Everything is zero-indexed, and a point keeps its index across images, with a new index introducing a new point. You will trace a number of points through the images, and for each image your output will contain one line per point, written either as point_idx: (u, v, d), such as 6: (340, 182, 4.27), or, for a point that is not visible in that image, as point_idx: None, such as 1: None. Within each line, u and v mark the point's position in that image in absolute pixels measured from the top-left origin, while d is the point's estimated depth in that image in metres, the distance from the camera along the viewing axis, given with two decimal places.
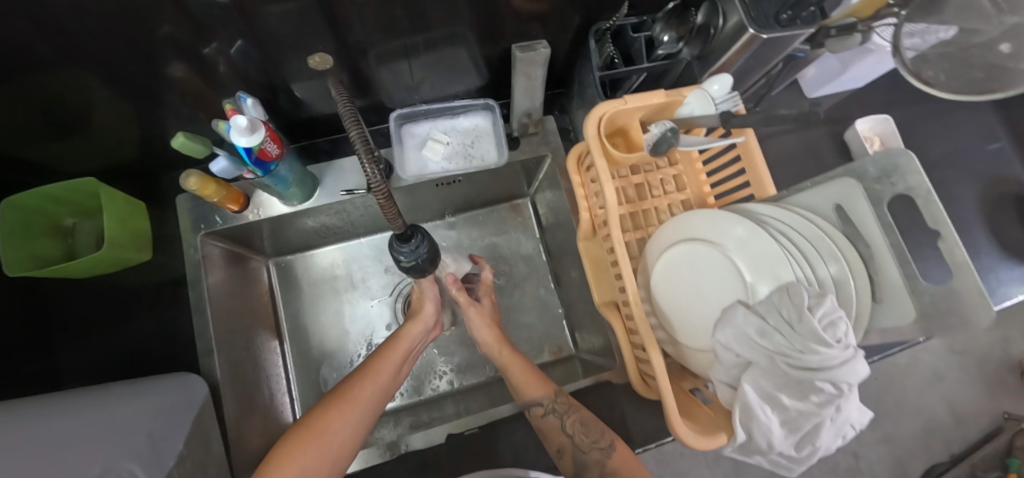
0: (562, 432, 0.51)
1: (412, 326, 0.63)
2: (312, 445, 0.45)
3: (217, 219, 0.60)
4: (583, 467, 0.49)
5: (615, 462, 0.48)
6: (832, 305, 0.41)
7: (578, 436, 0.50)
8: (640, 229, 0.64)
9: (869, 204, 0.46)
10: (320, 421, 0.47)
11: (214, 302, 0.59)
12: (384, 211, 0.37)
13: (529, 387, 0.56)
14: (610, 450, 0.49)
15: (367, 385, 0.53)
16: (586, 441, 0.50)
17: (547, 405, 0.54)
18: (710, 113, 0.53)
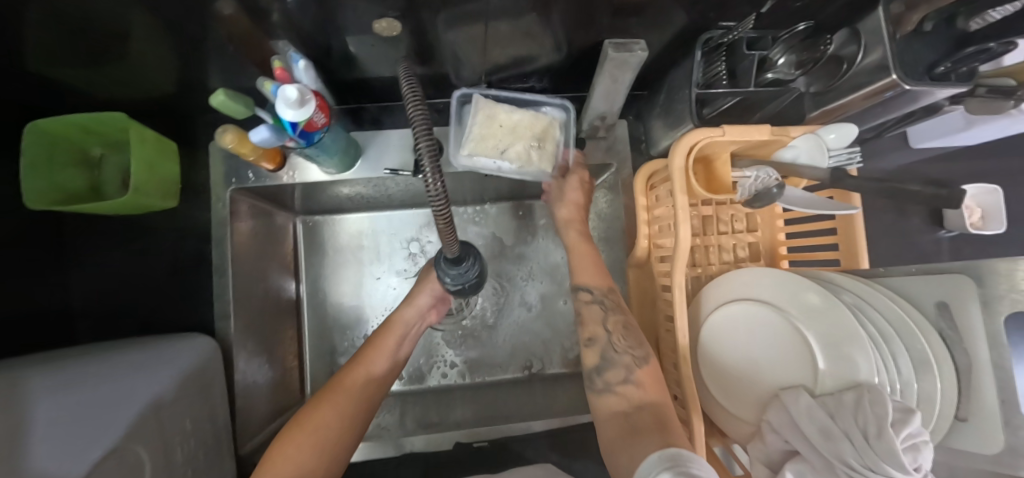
0: (600, 324, 0.52)
1: (405, 309, 0.59)
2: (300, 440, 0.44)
3: (250, 175, 0.56)
4: (607, 363, 0.49)
5: (642, 374, 0.47)
6: (917, 426, 0.36)
7: (615, 337, 0.50)
8: (698, 266, 0.57)
9: (983, 312, 0.39)
10: (310, 417, 0.46)
11: (235, 260, 0.55)
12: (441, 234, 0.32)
13: (586, 273, 0.56)
14: (644, 361, 0.47)
15: (355, 379, 0.52)
16: (621, 343, 0.49)
17: (595, 294, 0.54)
18: (819, 165, 0.46)
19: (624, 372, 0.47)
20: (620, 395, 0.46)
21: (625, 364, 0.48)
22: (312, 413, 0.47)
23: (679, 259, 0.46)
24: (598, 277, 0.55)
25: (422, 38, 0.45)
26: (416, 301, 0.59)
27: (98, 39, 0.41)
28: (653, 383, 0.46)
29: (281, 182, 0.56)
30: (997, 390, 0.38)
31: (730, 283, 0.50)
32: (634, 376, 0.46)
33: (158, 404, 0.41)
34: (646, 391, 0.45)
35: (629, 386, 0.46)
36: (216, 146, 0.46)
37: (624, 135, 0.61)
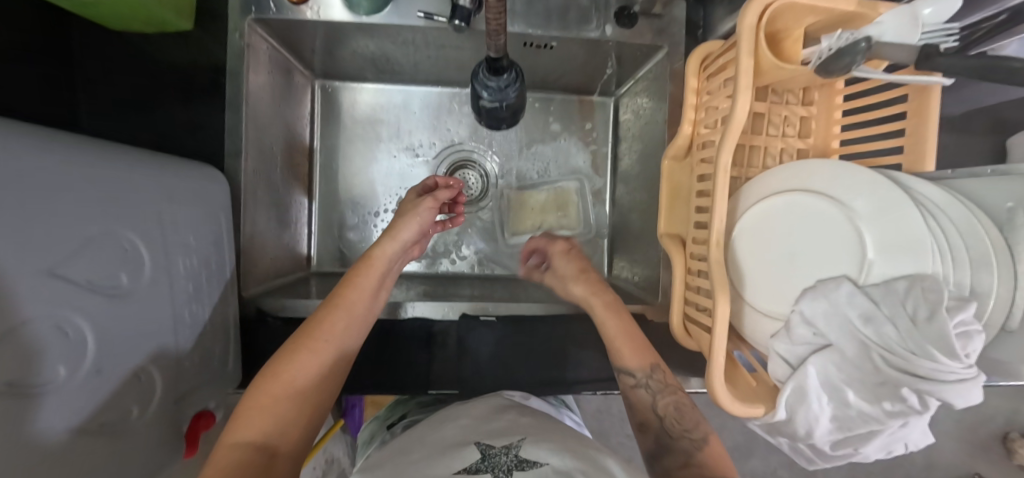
0: (651, 412, 0.42)
1: (387, 246, 0.51)
2: (278, 398, 0.38)
3: (271, 5, 0.51)
4: (664, 450, 0.39)
5: (708, 454, 0.37)
6: (972, 316, 0.33)
7: (668, 420, 0.40)
8: (738, 167, 0.54)
9: None
10: (286, 364, 0.40)
11: (250, 99, 0.52)
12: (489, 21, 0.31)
13: (626, 352, 0.45)
14: (705, 442, 0.38)
15: (337, 322, 0.45)
16: (677, 427, 0.40)
17: (640, 378, 0.44)
18: (908, 43, 0.41)
19: (685, 459, 0.37)
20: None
21: (686, 450, 0.38)
22: (288, 358, 0.40)
23: (730, 135, 0.42)
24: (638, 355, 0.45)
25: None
26: (400, 235, 0.52)
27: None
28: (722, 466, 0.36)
29: (304, 19, 0.51)
30: None
31: (780, 175, 0.46)
32: (699, 457, 0.37)
33: (162, 211, 0.39)
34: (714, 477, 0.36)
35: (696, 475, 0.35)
36: None
37: (681, 16, 0.55)
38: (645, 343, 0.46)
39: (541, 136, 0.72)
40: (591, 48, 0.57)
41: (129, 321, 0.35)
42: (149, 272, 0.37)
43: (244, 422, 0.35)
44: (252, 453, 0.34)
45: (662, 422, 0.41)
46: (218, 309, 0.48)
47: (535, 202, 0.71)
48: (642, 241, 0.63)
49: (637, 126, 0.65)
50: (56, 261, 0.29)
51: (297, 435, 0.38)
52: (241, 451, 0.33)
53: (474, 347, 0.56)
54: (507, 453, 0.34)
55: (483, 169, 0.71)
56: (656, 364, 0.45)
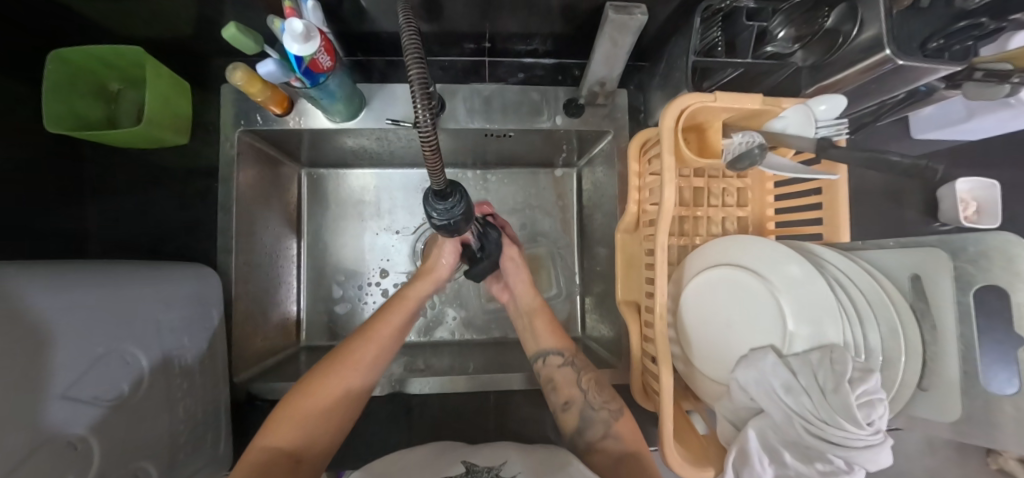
0: (575, 386, 0.52)
1: (420, 286, 0.56)
2: (315, 406, 0.43)
3: (258, 118, 0.58)
4: (587, 423, 0.49)
5: (619, 427, 0.48)
6: (876, 384, 0.38)
7: (591, 393, 0.51)
8: (685, 235, 0.59)
9: (953, 286, 0.40)
10: (319, 380, 0.44)
11: (240, 200, 0.58)
12: (428, 166, 0.34)
13: (545, 337, 0.57)
14: (618, 414, 0.49)
15: (372, 344, 0.49)
16: (597, 399, 0.50)
17: (565, 358, 0.55)
18: (806, 135, 0.47)
19: (602, 427, 0.48)
20: (603, 450, 0.46)
21: (602, 420, 0.49)
22: (323, 375, 0.45)
23: (663, 220, 0.47)
24: (559, 342, 0.56)
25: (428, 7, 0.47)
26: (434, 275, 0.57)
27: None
28: (632, 435, 0.47)
29: (287, 127, 0.58)
30: (958, 362, 0.40)
31: (716, 249, 0.51)
32: (613, 428, 0.47)
33: (161, 318, 0.45)
34: (623, 442, 0.47)
35: (609, 440, 0.46)
36: (227, 80, 0.49)
37: (624, 104, 0.62)
38: (563, 332, 0.58)
39: (511, 206, 0.79)
40: (546, 134, 0.64)
41: (129, 426, 0.39)
42: (148, 376, 0.42)
43: (286, 426, 0.41)
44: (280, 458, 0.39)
45: (585, 393, 0.51)
46: (209, 397, 0.52)
47: None
48: (607, 302, 0.68)
49: (596, 195, 0.71)
50: (67, 385, 0.33)
51: (323, 445, 0.42)
52: (272, 454, 0.39)
53: (452, 415, 0.59)
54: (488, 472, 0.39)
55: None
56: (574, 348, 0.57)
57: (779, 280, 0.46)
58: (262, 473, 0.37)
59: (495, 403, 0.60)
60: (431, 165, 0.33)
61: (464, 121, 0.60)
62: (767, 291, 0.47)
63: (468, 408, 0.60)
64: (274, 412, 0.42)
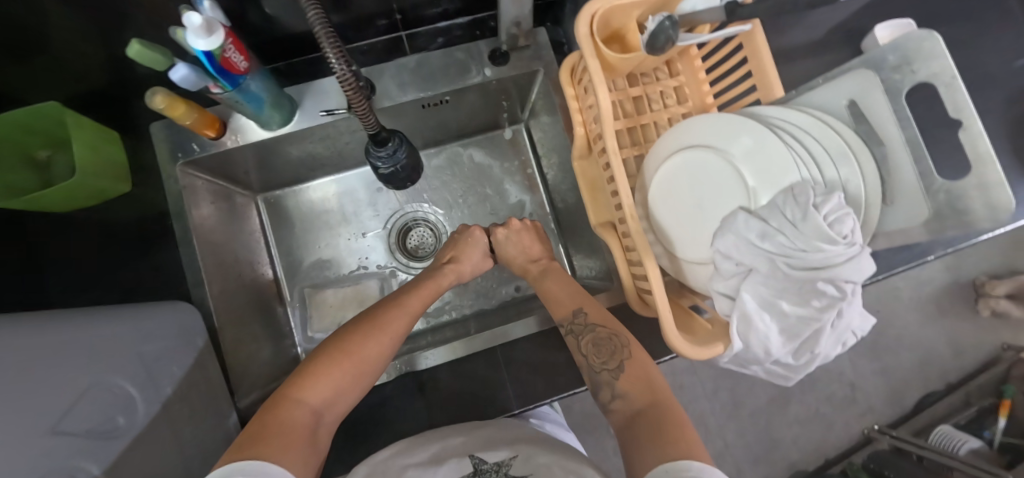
0: (577, 352, 0.51)
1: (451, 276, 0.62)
2: (344, 365, 0.43)
3: (195, 147, 0.58)
4: (597, 385, 0.48)
5: (624, 385, 0.45)
6: (839, 201, 0.38)
7: (590, 357, 0.49)
8: (638, 145, 0.60)
9: (885, 96, 0.42)
10: (348, 343, 0.45)
11: (199, 233, 0.58)
12: (354, 104, 0.35)
13: (557, 308, 0.57)
14: (619, 371, 0.47)
15: (399, 316, 0.51)
16: (598, 361, 0.49)
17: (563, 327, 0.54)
18: (714, 6, 0.48)
19: (609, 388, 0.46)
20: (615, 411, 0.45)
21: (608, 381, 0.47)
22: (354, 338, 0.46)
23: (606, 124, 0.48)
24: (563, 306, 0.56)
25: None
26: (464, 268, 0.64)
27: (19, 28, 0.44)
28: (637, 386, 0.45)
29: (226, 148, 0.58)
30: (912, 165, 0.41)
31: (666, 141, 0.52)
32: (618, 388, 0.45)
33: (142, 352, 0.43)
34: (633, 396, 0.44)
35: (619, 401, 0.45)
36: (151, 108, 0.48)
37: (546, 40, 0.63)
38: (570, 297, 0.57)
39: (472, 177, 0.80)
40: (481, 90, 0.65)
41: (131, 459, 0.38)
42: (142, 410, 0.41)
43: (314, 380, 0.41)
44: (308, 415, 0.39)
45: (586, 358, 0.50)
46: (218, 425, 0.50)
47: (420, 241, 0.77)
48: (588, 235, 0.69)
49: (548, 139, 0.72)
50: (55, 421, 0.32)
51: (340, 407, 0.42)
52: (298, 414, 0.38)
53: (466, 382, 0.59)
54: (497, 471, 0.41)
55: (438, 228, 0.78)
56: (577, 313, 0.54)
57: (728, 146, 0.47)
58: (291, 426, 0.37)
59: (505, 357, 0.60)
60: (356, 104, 0.34)
61: (396, 96, 0.60)
62: (722, 160, 0.47)
63: (480, 371, 0.59)
64: (296, 371, 0.42)
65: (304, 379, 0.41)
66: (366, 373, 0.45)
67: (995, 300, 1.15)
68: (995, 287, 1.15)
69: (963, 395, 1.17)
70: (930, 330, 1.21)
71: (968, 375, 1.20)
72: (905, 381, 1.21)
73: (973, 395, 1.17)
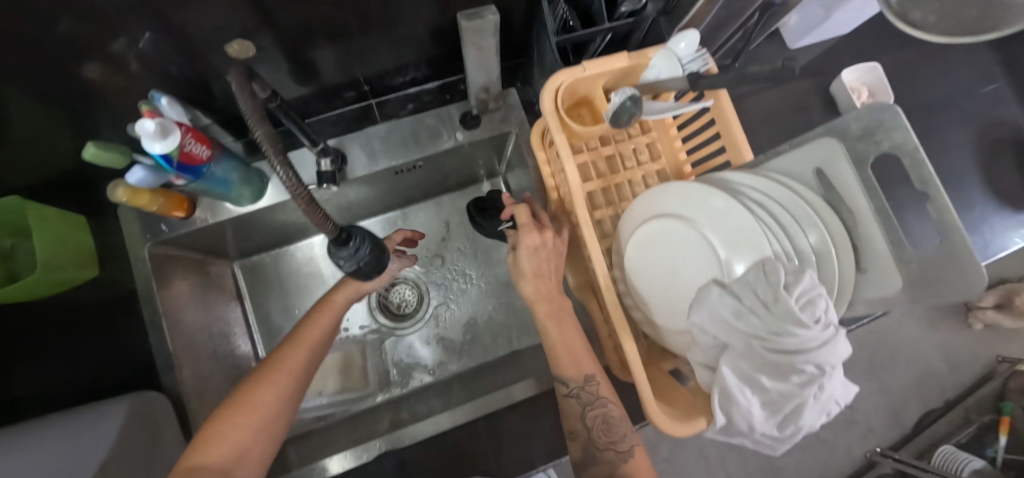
0: (580, 420, 0.50)
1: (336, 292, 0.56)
2: (244, 419, 0.46)
3: (163, 227, 0.57)
4: (592, 459, 0.50)
5: None
6: (810, 282, 0.38)
7: (595, 432, 0.50)
8: (613, 204, 0.60)
9: (850, 166, 0.42)
10: (246, 397, 0.48)
11: (171, 315, 0.57)
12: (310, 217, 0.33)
13: (566, 363, 0.51)
14: None
15: (294, 353, 0.52)
16: (603, 440, 0.50)
17: (572, 388, 0.51)
18: (676, 76, 0.48)
19: None
20: None
21: (610, 461, 0.49)
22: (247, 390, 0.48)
23: (576, 196, 0.49)
24: (577, 364, 0.51)
25: (293, 52, 0.49)
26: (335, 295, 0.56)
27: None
28: None
29: (197, 226, 0.57)
30: (882, 234, 0.41)
31: (641, 206, 0.52)
32: None
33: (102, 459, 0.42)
34: None
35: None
36: (114, 202, 0.47)
37: (516, 101, 0.63)
38: (582, 352, 0.52)
39: (452, 231, 0.79)
40: (454, 152, 0.65)
41: None
42: None
43: (217, 437, 0.45)
44: (208, 474, 0.42)
45: (591, 432, 0.50)
46: None
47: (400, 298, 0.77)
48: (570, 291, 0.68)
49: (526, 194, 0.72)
50: None
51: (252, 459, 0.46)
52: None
53: (450, 455, 0.57)
54: None
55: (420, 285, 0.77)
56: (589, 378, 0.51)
57: (699, 216, 0.47)
58: None
59: (488, 427, 0.58)
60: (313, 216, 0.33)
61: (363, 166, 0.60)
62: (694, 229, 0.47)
63: (463, 443, 0.57)
64: (201, 431, 0.45)
65: (210, 440, 0.44)
66: (269, 420, 0.48)
67: (986, 314, 1.15)
68: (985, 302, 1.15)
69: (963, 410, 1.16)
70: (924, 347, 1.20)
71: (969, 393, 1.18)
72: (906, 400, 1.19)
73: (974, 411, 1.16)
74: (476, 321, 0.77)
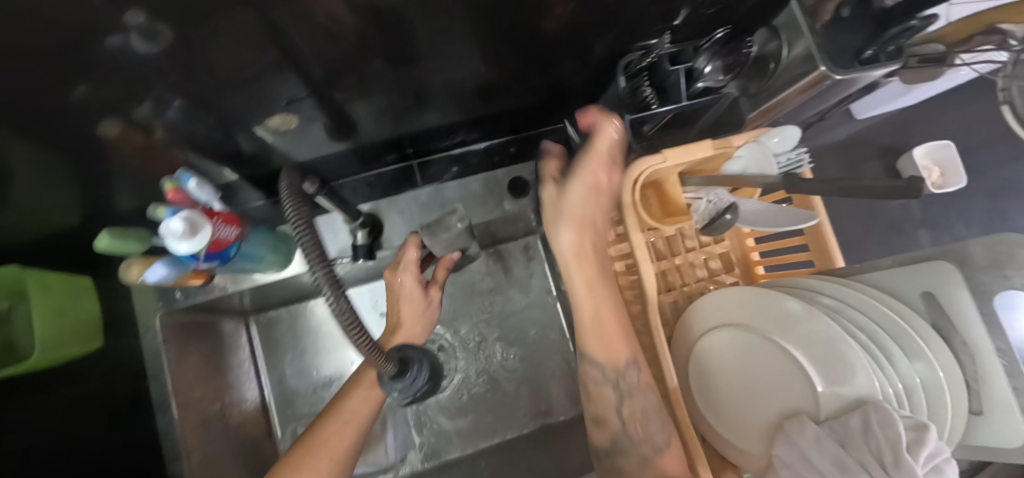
0: (614, 412, 0.48)
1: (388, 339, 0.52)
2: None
3: (178, 294, 0.53)
4: (623, 451, 0.47)
5: None
6: (935, 443, 0.32)
7: (631, 426, 0.46)
8: (673, 289, 0.55)
9: (972, 297, 0.37)
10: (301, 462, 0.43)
11: (182, 393, 0.52)
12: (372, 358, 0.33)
13: (597, 343, 0.48)
14: None
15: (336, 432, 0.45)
16: (641, 434, 0.45)
17: (608, 375, 0.48)
18: (769, 172, 0.44)
19: None
20: None
21: (643, 457, 0.45)
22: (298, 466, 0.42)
23: (649, 296, 0.45)
24: (619, 346, 0.47)
25: (323, 95, 0.45)
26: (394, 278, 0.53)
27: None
28: None
29: (215, 294, 0.53)
30: (1006, 379, 0.35)
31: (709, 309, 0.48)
32: None
33: None
34: None
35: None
36: (124, 282, 0.42)
37: None
38: (630, 335, 0.48)
39: (484, 291, 0.74)
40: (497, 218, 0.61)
41: None
42: None
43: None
44: None
45: (625, 425, 0.47)
46: None
47: None
48: None
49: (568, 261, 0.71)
50: None
51: None
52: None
53: None
54: None
55: (446, 348, 0.71)
56: (626, 365, 0.47)
57: (779, 330, 0.43)
58: None
59: None
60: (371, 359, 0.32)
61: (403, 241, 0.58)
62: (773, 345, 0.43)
63: None
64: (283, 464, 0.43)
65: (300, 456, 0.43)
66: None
67: None
68: None
69: None
70: None
71: None
72: None
73: None
74: (506, 391, 0.71)
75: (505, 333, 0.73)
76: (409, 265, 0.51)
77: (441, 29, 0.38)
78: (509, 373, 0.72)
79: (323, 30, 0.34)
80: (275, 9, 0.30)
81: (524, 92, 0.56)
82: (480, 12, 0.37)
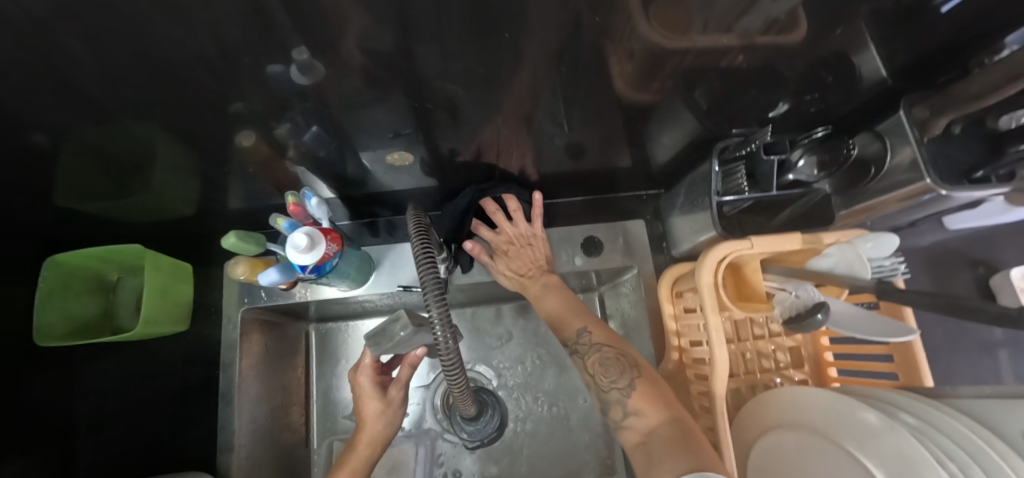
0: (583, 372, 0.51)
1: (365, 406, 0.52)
2: None
3: (262, 293, 0.58)
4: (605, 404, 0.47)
5: None
6: None
7: (600, 376, 0.49)
8: (737, 376, 0.54)
9: None
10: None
11: (242, 389, 0.56)
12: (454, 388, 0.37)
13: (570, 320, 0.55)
14: None
15: (357, 453, 0.50)
16: (607, 380, 0.48)
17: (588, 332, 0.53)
18: (860, 273, 0.43)
19: None
20: None
21: (617, 400, 0.46)
22: None
23: (717, 382, 0.44)
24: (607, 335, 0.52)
25: (430, 135, 0.48)
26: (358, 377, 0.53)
27: (132, 159, 0.45)
28: None
29: (292, 300, 0.58)
30: None
31: (778, 409, 0.48)
32: None
33: None
34: None
35: (633, 417, 0.44)
36: (230, 277, 0.45)
37: (639, 231, 0.69)
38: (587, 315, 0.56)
39: (535, 337, 0.74)
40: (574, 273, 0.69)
41: None
42: None
43: None
44: None
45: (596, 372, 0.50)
46: None
47: None
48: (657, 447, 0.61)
49: (623, 323, 0.71)
50: None
51: None
52: None
53: None
54: None
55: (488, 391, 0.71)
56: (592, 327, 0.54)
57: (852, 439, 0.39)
58: None
59: None
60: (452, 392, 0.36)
61: (406, 338, 0.42)
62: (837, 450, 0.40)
63: None
64: None
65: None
66: None
67: None
68: None
69: None
70: None
71: None
72: None
73: None
74: (538, 442, 0.69)
75: (545, 382, 0.72)
76: (365, 369, 0.52)
77: (556, 96, 0.42)
78: (544, 424, 0.70)
79: (454, 85, 0.37)
80: (427, 68, 0.34)
81: (609, 154, 0.58)
82: (595, 85, 0.40)
